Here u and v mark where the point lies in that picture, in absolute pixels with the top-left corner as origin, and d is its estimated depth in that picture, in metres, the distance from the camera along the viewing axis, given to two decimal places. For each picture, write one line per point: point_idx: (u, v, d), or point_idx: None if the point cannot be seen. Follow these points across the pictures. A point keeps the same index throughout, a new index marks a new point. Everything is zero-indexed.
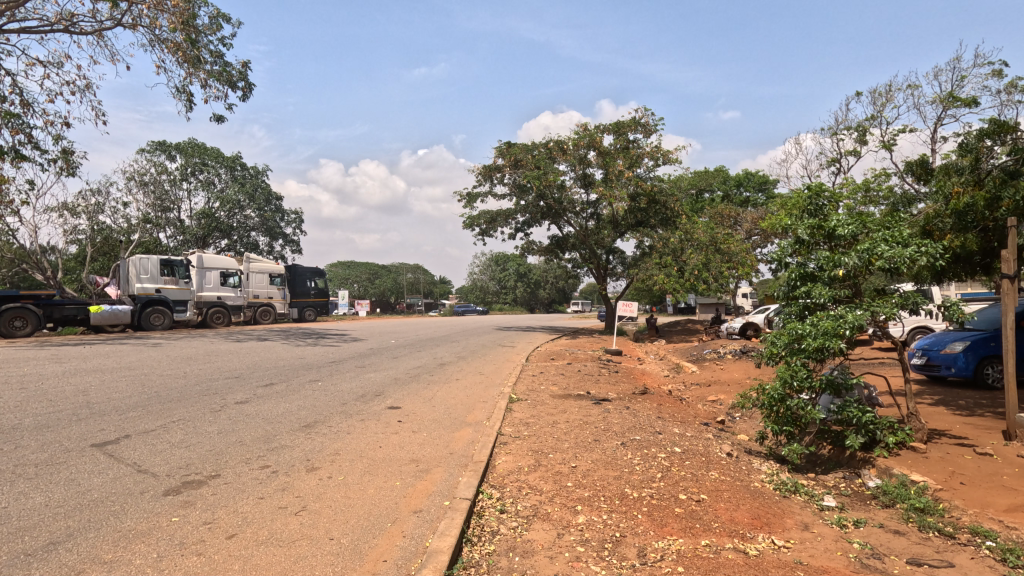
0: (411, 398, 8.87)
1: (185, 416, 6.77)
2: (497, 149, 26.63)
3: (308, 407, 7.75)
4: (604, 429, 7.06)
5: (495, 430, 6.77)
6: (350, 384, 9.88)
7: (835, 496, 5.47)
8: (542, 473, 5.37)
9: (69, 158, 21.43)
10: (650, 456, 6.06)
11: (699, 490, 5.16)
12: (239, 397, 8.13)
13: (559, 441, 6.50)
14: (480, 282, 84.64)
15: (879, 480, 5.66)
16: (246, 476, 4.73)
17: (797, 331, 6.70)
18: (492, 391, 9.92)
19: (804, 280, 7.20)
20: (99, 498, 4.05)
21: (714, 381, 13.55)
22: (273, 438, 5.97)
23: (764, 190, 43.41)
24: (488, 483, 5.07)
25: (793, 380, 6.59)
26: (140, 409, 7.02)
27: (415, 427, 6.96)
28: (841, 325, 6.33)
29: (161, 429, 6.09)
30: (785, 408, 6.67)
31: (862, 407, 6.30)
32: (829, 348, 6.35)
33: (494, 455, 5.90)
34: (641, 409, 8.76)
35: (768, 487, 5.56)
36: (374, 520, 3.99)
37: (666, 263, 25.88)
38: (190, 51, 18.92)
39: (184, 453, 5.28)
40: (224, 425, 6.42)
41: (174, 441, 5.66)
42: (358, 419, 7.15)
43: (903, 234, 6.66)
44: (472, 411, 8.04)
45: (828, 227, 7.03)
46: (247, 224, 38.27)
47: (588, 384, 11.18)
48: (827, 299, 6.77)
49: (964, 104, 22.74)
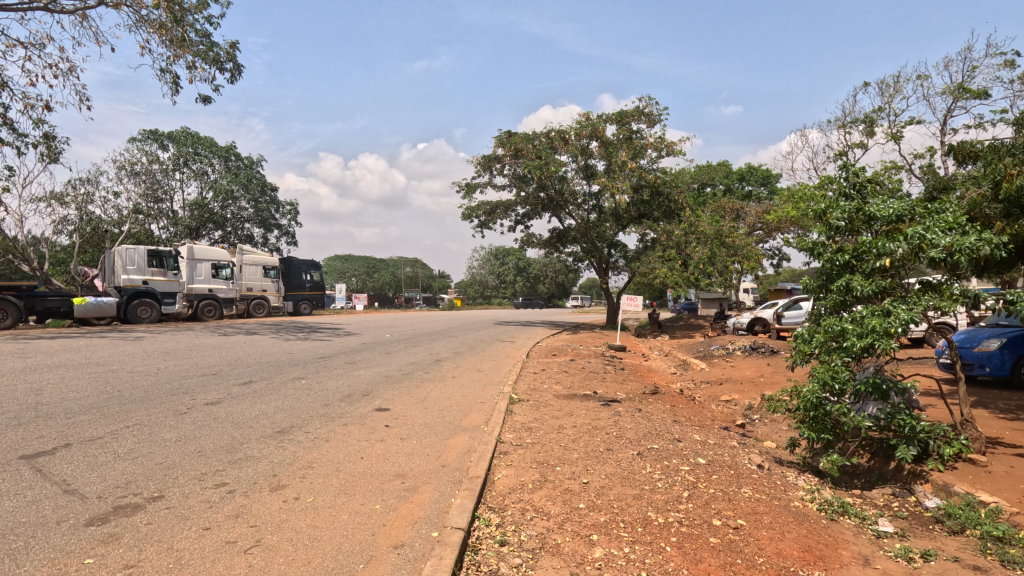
0: (402, 398, 8.08)
1: (143, 420, 5.97)
2: (497, 139, 25.83)
3: (286, 409, 6.96)
4: (617, 436, 6.27)
5: (494, 437, 6.00)
6: (338, 382, 9.12)
7: (890, 519, 4.69)
8: (549, 492, 4.58)
9: (50, 144, 20.58)
10: (671, 469, 5.29)
11: (735, 514, 4.37)
12: (210, 398, 7.34)
13: (567, 450, 5.72)
14: (479, 276, 83.76)
15: (938, 501, 4.90)
16: (194, 499, 3.92)
17: (836, 327, 5.84)
18: (491, 390, 9.13)
19: (842, 270, 6.33)
20: (3, 530, 3.26)
21: (727, 379, 12.78)
22: (238, 448, 5.17)
23: (767, 185, 42.62)
24: (486, 505, 4.29)
25: (833, 382, 5.72)
26: (94, 412, 6.21)
27: (403, 433, 6.15)
28: (889, 322, 5.42)
29: (110, 436, 5.29)
30: (825, 414, 5.82)
31: (913, 415, 5.47)
32: (878, 347, 5.44)
33: (493, 468, 5.11)
34: (653, 412, 7.96)
35: (811, 508, 4.77)
36: (343, 561, 3.19)
37: (670, 256, 24.78)
38: (175, 31, 18.04)
39: (128, 467, 4.48)
40: (185, 432, 5.61)
41: (121, 451, 4.87)
42: (340, 424, 6.34)
43: (958, 221, 5.76)
44: (469, 414, 7.27)
45: (867, 211, 6.18)
46: (241, 216, 37.34)
47: (593, 383, 10.37)
48: (870, 292, 5.86)
49: (975, 95, 21.90)
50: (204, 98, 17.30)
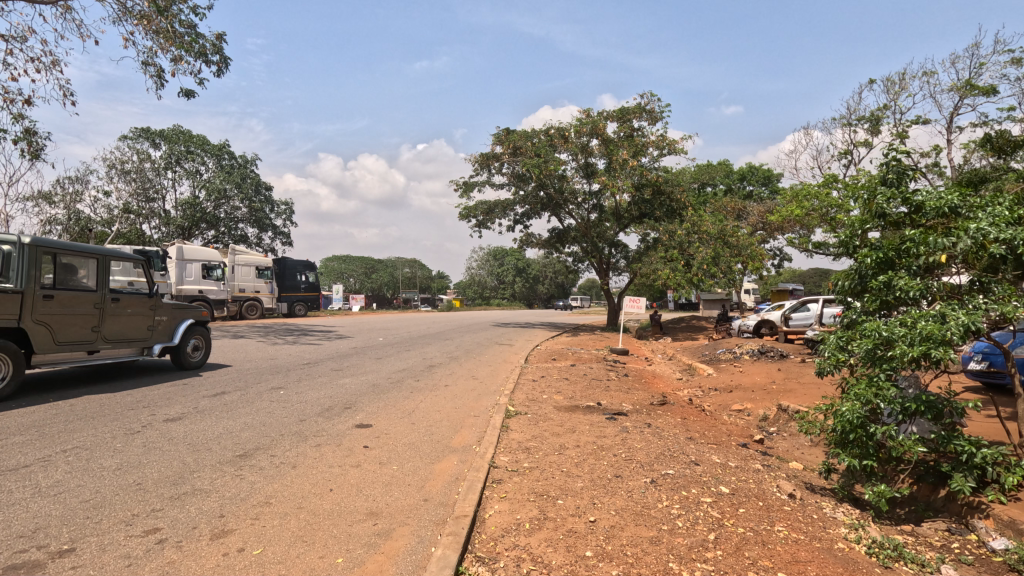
0: (387, 412, 7.32)
1: (87, 443, 5.22)
2: (496, 135, 25.11)
3: (255, 426, 6.22)
4: (626, 459, 5.52)
5: (486, 461, 5.27)
6: (319, 393, 8.38)
7: (956, 567, 3.96)
8: (549, 534, 3.85)
9: (32, 140, 19.84)
10: (691, 502, 4.55)
11: (774, 567, 3.61)
12: (172, 413, 6.58)
13: (570, 478, 4.96)
14: (478, 277, 83.19)
15: (1007, 542, 4.20)
16: (111, 554, 3.17)
17: (881, 333, 5.01)
18: (486, 401, 8.39)
19: (881, 268, 5.59)
20: None
21: (737, 386, 12.02)
22: (185, 479, 4.42)
23: (769, 184, 41.97)
24: (474, 555, 3.55)
25: (877, 399, 4.90)
26: (31, 432, 5.45)
27: (382, 457, 5.38)
28: (945, 329, 4.59)
29: (38, 464, 4.54)
30: (867, 437, 5.03)
31: (971, 439, 4.72)
32: (934, 357, 4.58)
33: (484, 503, 4.36)
34: (664, 427, 7.21)
35: (859, 552, 4.05)
36: None
37: (672, 256, 24.03)
38: (159, 22, 17.23)
39: (45, 507, 3.74)
40: (129, 458, 4.85)
41: (44, 485, 4.12)
42: (312, 445, 5.59)
43: (1021, 214, 5.00)
44: (460, 431, 6.53)
45: (915, 200, 5.53)
46: (234, 215, 36.54)
47: (597, 392, 9.59)
48: (917, 294, 5.07)
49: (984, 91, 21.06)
50: (188, 93, 16.51)
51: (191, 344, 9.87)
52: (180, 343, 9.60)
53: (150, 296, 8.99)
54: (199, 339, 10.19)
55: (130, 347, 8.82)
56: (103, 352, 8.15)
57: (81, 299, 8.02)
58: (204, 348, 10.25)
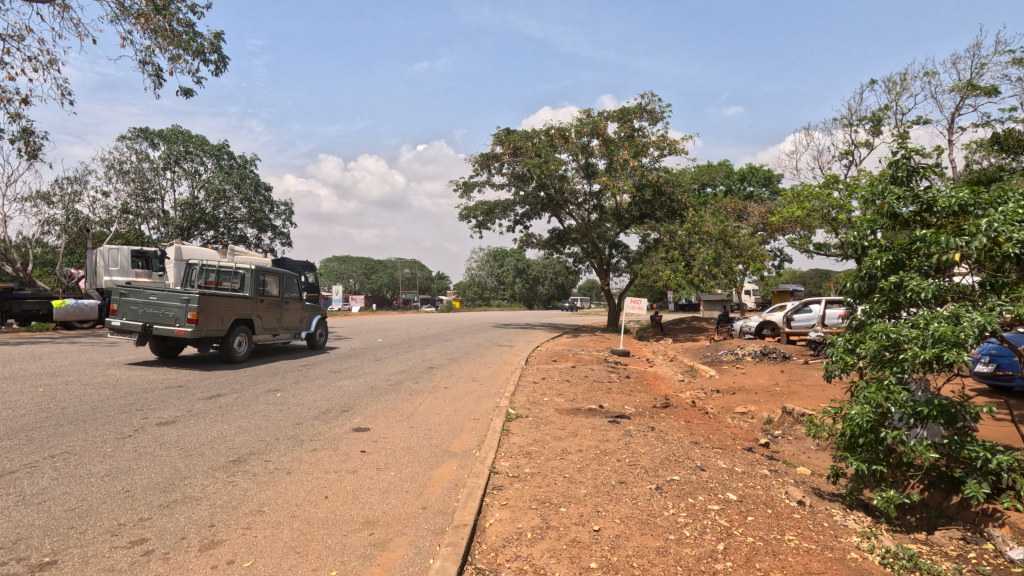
0: (385, 415, 7.18)
1: (76, 448, 5.09)
2: (496, 135, 25.01)
3: (250, 430, 6.07)
4: (630, 464, 5.38)
5: (486, 466, 5.14)
6: (316, 395, 8.24)
7: None
8: (552, 544, 3.71)
9: (29, 140, 19.73)
10: (698, 510, 4.41)
11: None
12: (166, 416, 6.44)
13: (573, 484, 4.81)
14: (478, 278, 83.03)
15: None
16: (94, 567, 3.03)
17: (892, 335, 4.87)
18: (486, 404, 8.24)
19: (890, 269, 5.44)
20: None
21: (740, 388, 11.88)
22: (175, 486, 4.28)
23: (769, 185, 41.84)
24: (473, 567, 3.41)
25: (888, 403, 4.76)
26: (20, 437, 5.32)
27: (379, 462, 5.24)
28: (959, 331, 4.45)
29: (25, 470, 4.41)
30: (877, 442, 4.88)
31: (987, 444, 4.57)
32: (946, 360, 4.43)
33: (484, 511, 4.23)
34: (668, 431, 7.08)
35: (873, 562, 3.92)
36: None
37: (673, 257, 23.90)
38: (157, 21, 17.08)
39: (29, 515, 3.60)
40: (119, 463, 4.72)
41: (28, 493, 3.98)
42: (308, 450, 5.46)
43: None
44: (460, 435, 6.39)
45: (926, 198, 5.38)
46: (234, 216, 36.42)
47: (599, 395, 9.46)
48: (929, 295, 4.93)
49: (986, 91, 20.92)
50: (187, 92, 16.38)
51: (320, 330, 14.96)
52: (315, 329, 14.51)
53: (301, 297, 13.99)
54: (323, 328, 15.17)
55: (291, 332, 13.81)
56: (283, 334, 13.07)
57: (273, 301, 13.08)
58: (326, 333, 15.25)
